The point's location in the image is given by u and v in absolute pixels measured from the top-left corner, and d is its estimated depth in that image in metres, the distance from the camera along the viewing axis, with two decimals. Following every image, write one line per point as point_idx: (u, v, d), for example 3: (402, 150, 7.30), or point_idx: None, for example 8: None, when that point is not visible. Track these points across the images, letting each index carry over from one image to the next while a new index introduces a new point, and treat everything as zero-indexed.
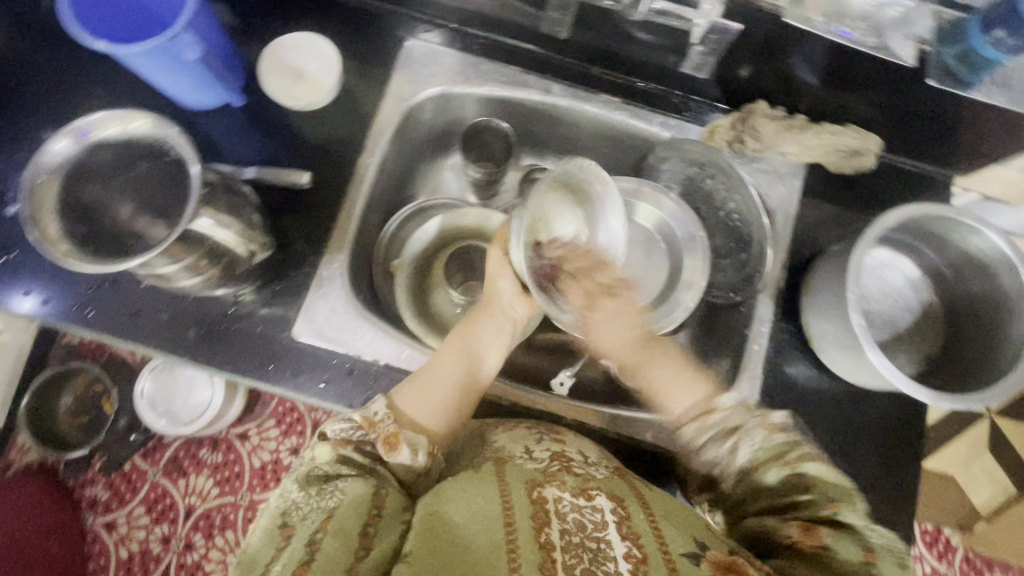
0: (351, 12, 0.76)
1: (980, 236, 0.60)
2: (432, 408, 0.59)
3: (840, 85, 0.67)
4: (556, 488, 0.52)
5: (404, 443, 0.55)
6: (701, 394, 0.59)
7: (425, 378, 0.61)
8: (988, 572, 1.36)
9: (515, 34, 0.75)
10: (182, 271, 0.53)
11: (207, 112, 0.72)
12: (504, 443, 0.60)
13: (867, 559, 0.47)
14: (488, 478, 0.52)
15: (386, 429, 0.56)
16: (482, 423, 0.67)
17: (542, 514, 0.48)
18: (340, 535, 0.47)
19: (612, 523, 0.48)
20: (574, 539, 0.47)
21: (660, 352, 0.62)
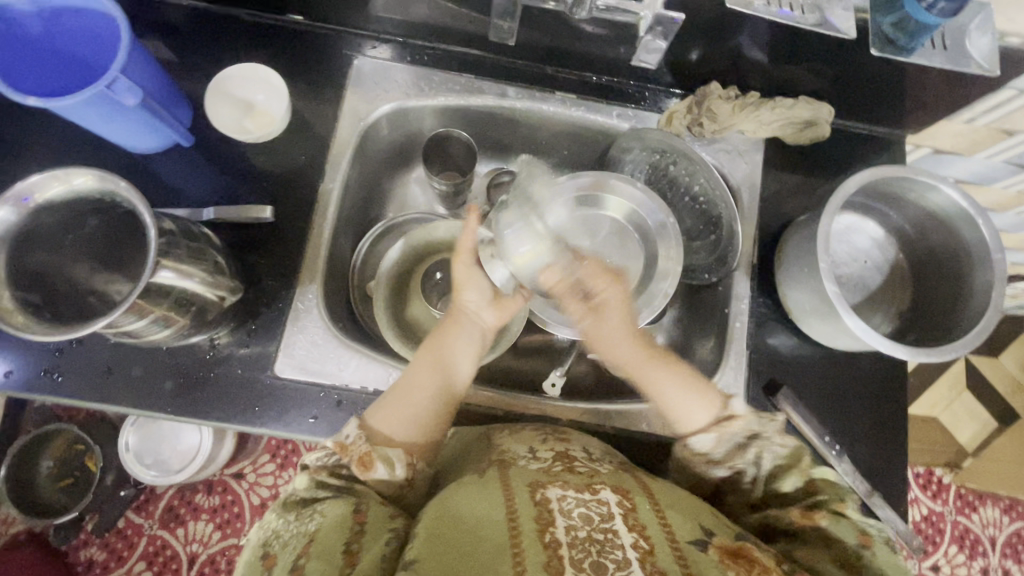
0: (294, 36, 0.75)
1: (936, 193, 0.62)
2: (406, 423, 0.59)
3: (786, 60, 0.68)
4: (559, 487, 0.51)
5: (378, 460, 0.55)
6: (712, 412, 0.58)
7: (400, 394, 0.60)
8: (980, 505, 1.42)
9: (463, 42, 0.75)
10: (149, 326, 0.52)
11: (156, 156, 0.69)
12: (507, 444, 0.60)
13: (862, 542, 0.48)
14: (491, 483, 0.52)
15: (359, 450, 0.55)
16: (486, 427, 0.67)
17: (546, 514, 0.48)
18: (322, 555, 0.46)
19: (618, 515, 0.48)
20: (580, 534, 0.46)
21: (666, 365, 0.61)
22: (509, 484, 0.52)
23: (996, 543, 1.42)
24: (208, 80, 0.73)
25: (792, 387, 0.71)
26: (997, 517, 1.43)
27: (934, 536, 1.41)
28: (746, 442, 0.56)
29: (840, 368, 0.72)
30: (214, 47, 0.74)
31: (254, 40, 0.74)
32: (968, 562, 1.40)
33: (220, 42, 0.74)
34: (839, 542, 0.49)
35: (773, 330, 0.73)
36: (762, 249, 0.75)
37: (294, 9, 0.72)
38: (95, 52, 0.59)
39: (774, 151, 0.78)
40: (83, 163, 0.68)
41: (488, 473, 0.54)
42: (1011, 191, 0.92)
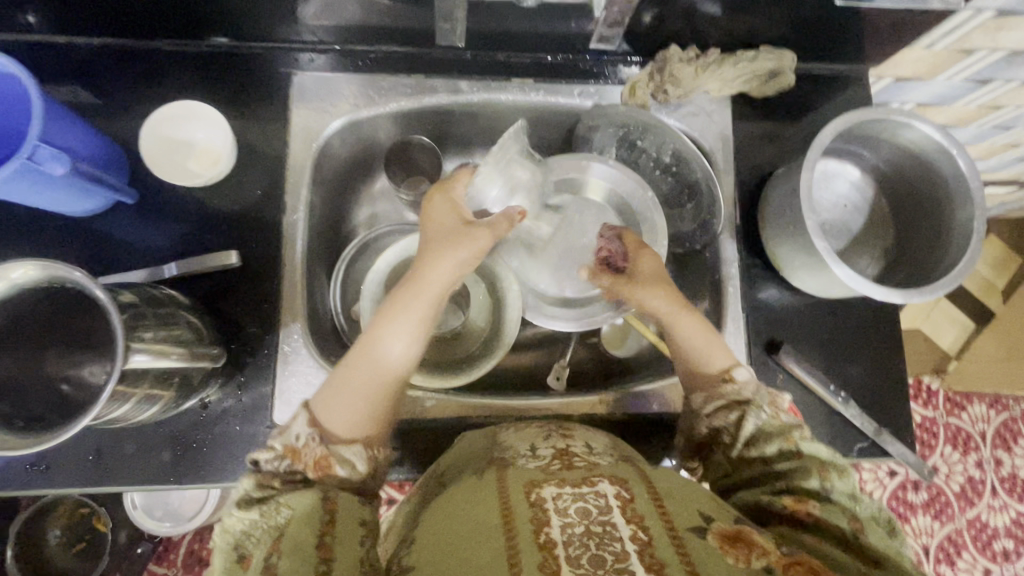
0: (224, 61, 0.69)
1: (912, 130, 0.61)
2: (351, 423, 0.54)
3: (744, 13, 0.65)
4: (555, 485, 0.50)
5: (338, 462, 0.52)
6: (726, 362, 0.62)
7: (335, 392, 0.54)
8: (968, 404, 1.50)
9: (406, 40, 0.70)
10: (133, 407, 0.49)
11: (100, 217, 0.65)
12: (509, 446, 0.60)
13: (855, 527, 0.49)
14: (489, 487, 0.52)
15: (314, 454, 0.51)
16: (490, 428, 0.66)
17: (540, 514, 0.47)
18: (296, 555, 0.44)
19: (616, 507, 0.47)
20: (577, 530, 0.45)
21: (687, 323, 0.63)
22: (505, 486, 0.51)
23: (987, 436, 1.50)
24: (140, 124, 0.68)
25: (792, 341, 0.71)
26: (985, 413, 1.51)
27: (929, 441, 1.48)
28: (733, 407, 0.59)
29: (834, 315, 0.72)
30: (139, 86, 0.68)
31: (181, 71, 0.68)
32: (963, 459, 1.48)
33: (145, 81, 0.68)
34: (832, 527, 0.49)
35: (766, 289, 0.73)
36: (744, 209, 0.75)
37: (217, 31, 0.66)
38: (9, 117, 0.53)
39: (741, 105, 0.76)
40: (22, 237, 0.63)
41: (486, 477, 0.54)
42: (972, 105, 0.92)
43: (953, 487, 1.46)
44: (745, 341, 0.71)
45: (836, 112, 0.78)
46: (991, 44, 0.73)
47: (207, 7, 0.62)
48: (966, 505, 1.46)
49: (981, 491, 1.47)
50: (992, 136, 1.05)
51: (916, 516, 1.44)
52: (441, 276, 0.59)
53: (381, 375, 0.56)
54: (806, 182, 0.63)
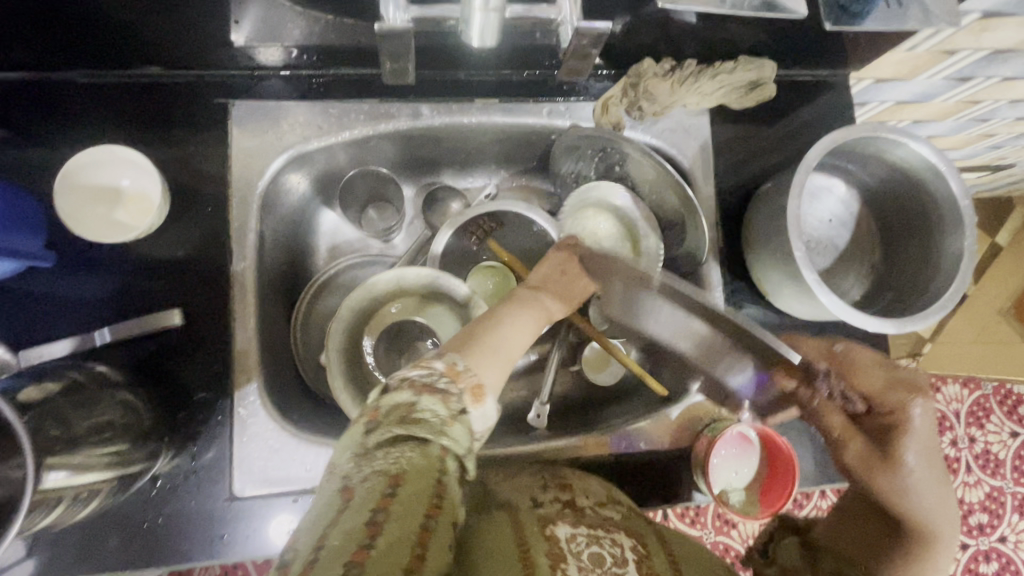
0: (151, 92, 0.62)
1: (903, 148, 0.58)
2: (494, 375, 0.46)
3: (722, 23, 0.61)
4: (571, 527, 0.48)
5: (490, 396, 0.43)
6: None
7: (486, 343, 0.48)
8: (944, 385, 1.51)
9: (356, 61, 0.63)
10: (64, 512, 0.43)
11: (17, 278, 0.57)
12: (512, 489, 0.56)
13: None
14: (500, 527, 0.48)
15: (472, 379, 0.43)
16: (485, 471, 0.62)
17: (554, 553, 0.43)
18: (406, 518, 0.34)
19: (632, 560, 0.44)
20: (591, 573, 0.42)
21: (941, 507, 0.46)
22: (520, 526, 0.47)
23: (961, 415, 1.52)
24: (57, 166, 0.60)
25: None
26: (959, 392, 1.51)
27: None
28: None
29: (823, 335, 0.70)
30: (53, 125, 0.60)
31: (102, 106, 0.61)
32: None
33: (59, 119, 0.60)
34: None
35: (755, 313, 0.69)
36: (727, 228, 0.71)
37: (139, 60, 0.59)
38: None
39: (721, 118, 0.72)
40: None
41: (496, 521, 0.49)
42: (951, 100, 0.90)
43: None
44: None
45: (818, 119, 0.74)
46: (974, 44, 0.70)
47: (119, 32, 0.54)
48: None
49: (957, 469, 1.49)
50: (967, 127, 1.03)
51: None
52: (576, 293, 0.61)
53: (508, 347, 0.49)
54: (797, 190, 0.60)
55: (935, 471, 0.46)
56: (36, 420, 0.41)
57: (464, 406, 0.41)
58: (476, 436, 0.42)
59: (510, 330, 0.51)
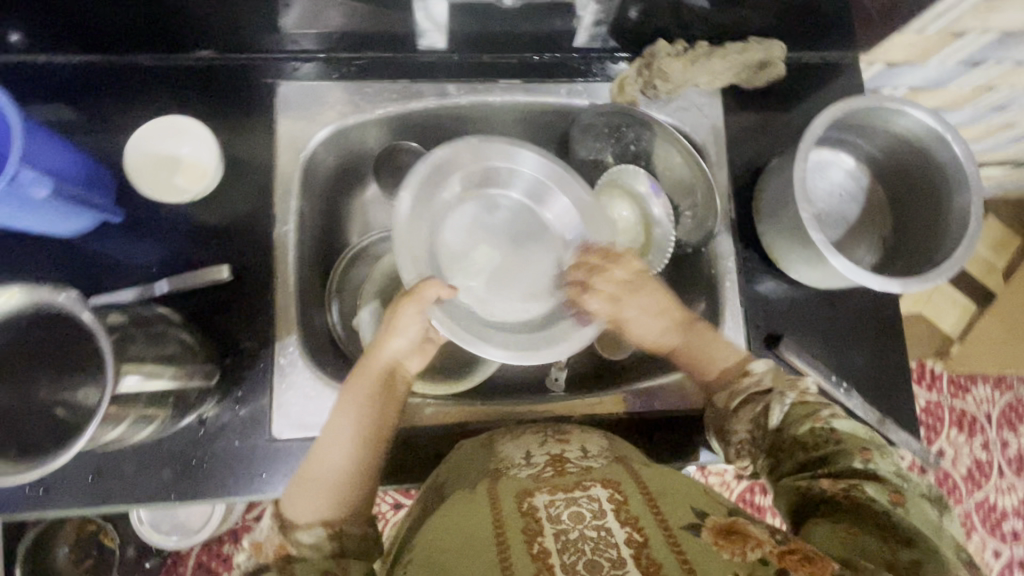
0: (207, 73, 0.68)
1: (905, 116, 0.61)
2: (337, 459, 0.55)
3: (730, 4, 0.65)
4: (547, 493, 0.50)
5: (292, 546, 0.50)
6: (660, 323, 0.64)
7: (309, 471, 0.54)
8: (972, 386, 1.45)
9: (388, 44, 0.69)
10: (130, 428, 0.49)
11: (88, 236, 0.64)
12: (505, 453, 0.59)
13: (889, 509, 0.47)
14: (481, 501, 0.51)
15: (273, 543, 0.50)
16: (490, 432, 0.65)
17: (533, 525, 0.46)
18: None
19: (610, 511, 0.47)
20: (571, 535, 0.45)
21: (643, 291, 0.64)
22: (497, 500, 0.50)
23: (992, 417, 1.45)
24: (124, 138, 0.67)
25: (791, 334, 0.71)
26: (990, 394, 1.46)
27: (934, 424, 1.44)
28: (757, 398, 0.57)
29: (834, 306, 0.72)
30: (122, 102, 0.67)
31: (165, 86, 0.68)
32: (969, 442, 1.43)
33: (127, 97, 0.67)
34: (870, 506, 0.47)
35: (766, 284, 0.72)
36: (738, 202, 0.74)
37: (199, 44, 0.66)
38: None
39: (733, 98, 0.76)
40: (10, 257, 0.62)
41: (479, 492, 0.52)
42: (967, 85, 0.89)
43: (961, 470, 1.43)
44: (744, 337, 0.70)
45: (828, 100, 0.77)
46: (982, 25, 0.71)
47: (182, 15, 0.61)
48: (973, 487, 1.42)
49: (989, 473, 1.43)
50: (987, 116, 1.02)
51: None
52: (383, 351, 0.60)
53: (325, 467, 0.54)
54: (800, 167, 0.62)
55: (666, 310, 0.65)
56: (117, 340, 0.47)
57: (289, 538, 0.50)
58: (323, 532, 0.51)
59: (325, 439, 0.56)
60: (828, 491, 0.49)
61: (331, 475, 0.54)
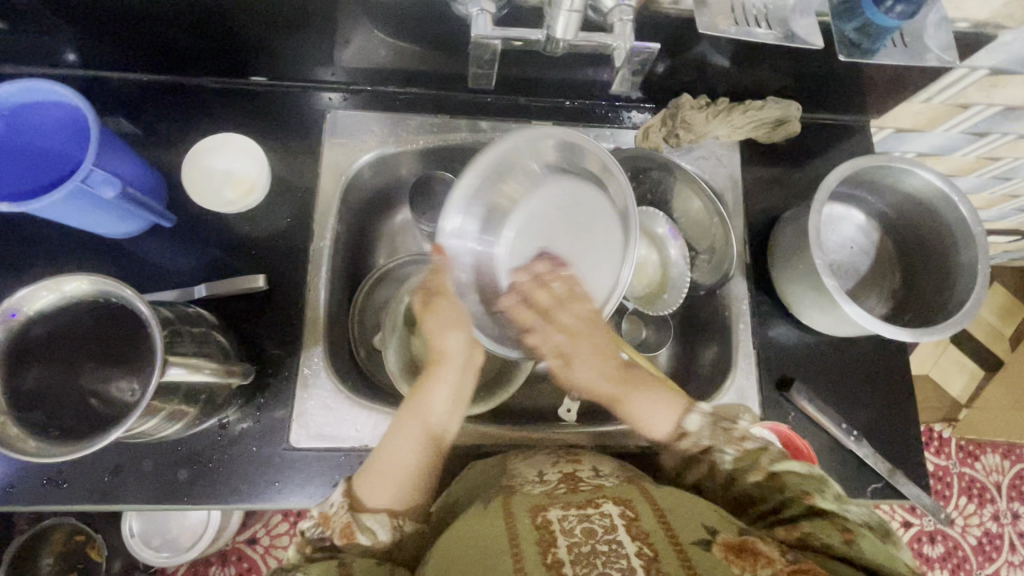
0: (262, 97, 0.73)
1: (914, 176, 0.65)
2: (407, 456, 0.58)
3: (752, 66, 0.70)
4: (560, 508, 0.49)
5: (361, 531, 0.52)
6: (674, 415, 0.60)
7: (379, 467, 0.56)
8: (981, 453, 1.43)
9: (430, 82, 0.74)
10: (161, 422, 0.51)
11: (135, 239, 0.67)
12: (519, 470, 0.58)
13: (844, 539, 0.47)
14: (492, 514, 0.50)
15: (341, 520, 0.53)
16: (500, 454, 0.65)
17: (547, 538, 0.46)
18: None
19: (621, 526, 0.46)
20: (583, 549, 0.44)
21: (639, 386, 0.63)
22: (510, 512, 0.49)
23: (1002, 488, 1.42)
24: (180, 152, 0.71)
25: (802, 378, 0.72)
26: (999, 463, 1.44)
27: (943, 491, 1.40)
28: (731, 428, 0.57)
29: (845, 354, 0.73)
30: (181, 118, 0.72)
31: (221, 106, 0.72)
32: (979, 511, 1.40)
33: (186, 115, 0.72)
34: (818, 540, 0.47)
35: (779, 328, 0.74)
36: (753, 248, 0.77)
37: (260, 71, 0.72)
38: (68, 144, 0.56)
39: (750, 151, 0.80)
40: (58, 255, 0.66)
41: (490, 506, 0.52)
42: (970, 156, 0.93)
43: (971, 541, 1.38)
44: (756, 378, 0.72)
45: (841, 159, 0.81)
46: (986, 100, 0.75)
47: (248, 45, 0.66)
48: (984, 560, 1.38)
49: (1000, 546, 1.39)
50: (991, 187, 1.05)
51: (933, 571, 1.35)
52: (454, 348, 0.64)
53: (398, 461, 0.57)
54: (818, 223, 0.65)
55: (607, 370, 0.65)
56: (169, 335, 0.50)
57: (353, 535, 0.52)
58: (380, 544, 0.53)
59: (389, 447, 0.58)
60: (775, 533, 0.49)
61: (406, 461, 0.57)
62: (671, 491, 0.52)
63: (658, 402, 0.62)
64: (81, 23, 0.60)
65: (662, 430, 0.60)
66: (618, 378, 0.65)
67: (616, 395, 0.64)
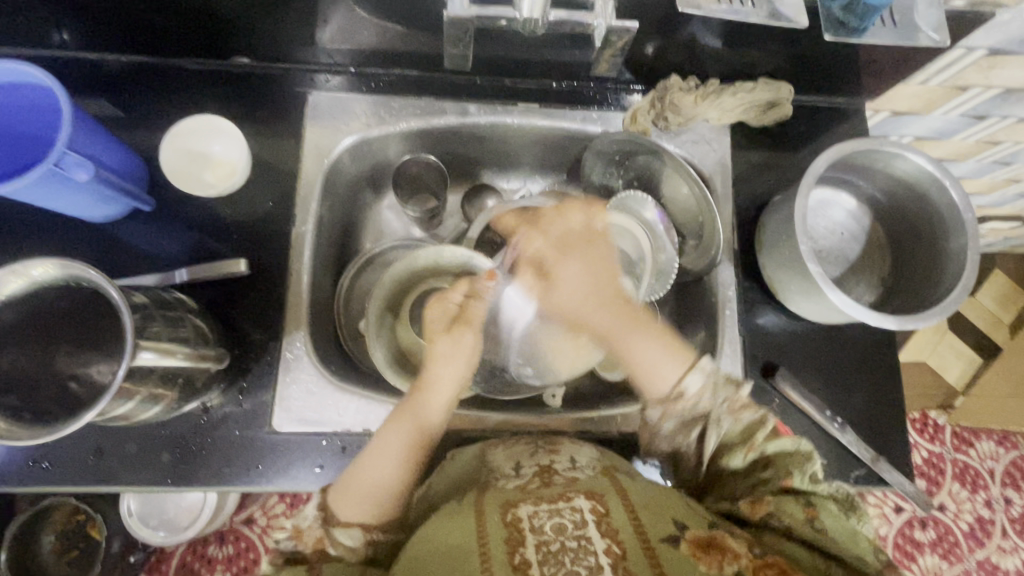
0: (243, 79, 0.72)
1: (904, 160, 0.64)
2: (386, 464, 0.56)
3: (742, 47, 0.68)
4: (531, 504, 0.49)
5: (332, 544, 0.53)
6: (681, 364, 0.60)
7: (355, 480, 0.55)
8: (976, 440, 1.43)
9: (414, 62, 0.73)
10: (138, 405, 0.51)
11: (116, 222, 0.67)
12: (498, 463, 0.58)
13: (809, 515, 0.51)
14: (464, 508, 0.50)
15: (313, 535, 0.53)
16: (483, 442, 0.64)
17: (516, 536, 0.46)
18: None
19: (591, 523, 0.46)
20: (552, 548, 0.45)
21: (640, 330, 0.62)
22: (482, 507, 0.49)
23: (995, 474, 1.42)
24: (160, 134, 0.71)
25: (787, 364, 0.72)
26: (993, 449, 1.43)
27: (936, 477, 1.40)
28: (700, 416, 0.57)
29: (831, 341, 0.73)
30: (160, 100, 0.71)
31: (203, 88, 0.71)
32: (971, 497, 1.40)
33: (167, 96, 0.71)
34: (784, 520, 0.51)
35: (764, 315, 0.73)
36: (741, 233, 0.76)
37: (240, 52, 0.70)
38: (41, 125, 0.56)
39: (741, 134, 0.79)
40: (42, 238, 0.66)
41: (465, 499, 0.52)
42: (968, 140, 0.91)
43: (962, 526, 1.39)
44: (742, 363, 0.71)
45: (834, 142, 0.79)
46: (984, 81, 0.73)
47: (225, 26, 0.65)
48: (975, 545, 1.38)
49: (990, 531, 1.39)
50: (991, 171, 1.03)
51: (923, 555, 1.36)
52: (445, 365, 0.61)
53: (378, 473, 0.56)
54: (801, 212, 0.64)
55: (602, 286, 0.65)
56: (143, 320, 0.50)
57: (327, 547, 0.52)
58: (352, 553, 0.53)
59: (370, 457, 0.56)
60: (747, 516, 0.53)
61: (389, 468, 0.56)
62: (647, 486, 0.52)
63: (667, 354, 0.60)
64: (55, 2, 0.59)
65: (662, 386, 0.59)
66: (614, 303, 0.64)
67: (612, 334, 0.63)
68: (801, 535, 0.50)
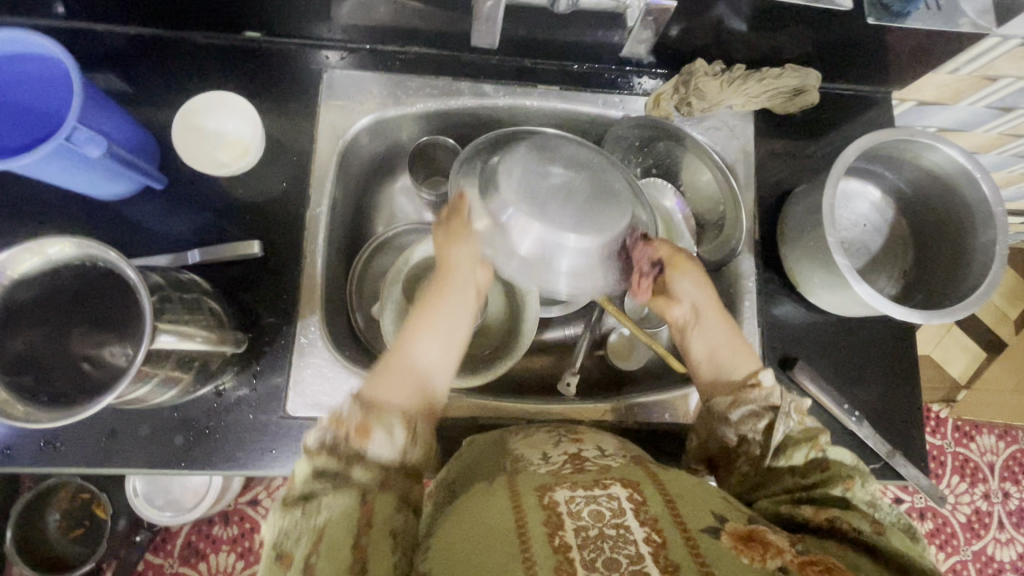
0: (256, 55, 0.70)
1: (936, 151, 0.62)
2: (403, 375, 0.55)
3: (771, 31, 0.66)
4: (567, 489, 0.48)
5: (373, 433, 0.48)
6: (751, 364, 0.60)
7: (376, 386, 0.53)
8: (977, 434, 1.43)
9: (431, 40, 0.71)
10: (154, 388, 0.50)
11: (126, 201, 0.65)
12: (523, 451, 0.57)
13: (877, 530, 0.46)
14: (496, 495, 0.49)
15: (353, 422, 0.48)
16: (503, 432, 0.64)
17: (555, 518, 0.44)
18: (334, 548, 0.43)
19: (629, 510, 0.45)
20: (591, 533, 0.43)
21: (718, 323, 0.64)
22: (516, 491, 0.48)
23: (995, 468, 1.43)
24: (170, 110, 0.69)
25: (805, 357, 0.71)
26: (994, 443, 1.44)
27: (937, 469, 1.41)
28: (762, 412, 0.55)
29: (850, 334, 0.72)
30: (170, 75, 0.69)
31: (214, 63, 0.69)
32: (970, 490, 1.41)
33: (177, 71, 0.69)
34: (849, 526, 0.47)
35: (784, 307, 0.72)
36: (762, 224, 0.75)
37: (253, 26, 0.68)
38: (50, 99, 0.54)
39: (764, 121, 0.77)
40: (50, 216, 0.64)
41: (496, 485, 0.51)
42: (991, 132, 0.89)
43: (960, 518, 1.40)
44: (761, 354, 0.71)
45: (859, 131, 0.77)
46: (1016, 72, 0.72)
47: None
48: (972, 537, 1.40)
49: (988, 524, 1.40)
50: (1010, 165, 1.01)
51: None
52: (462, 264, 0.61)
53: (399, 376, 0.54)
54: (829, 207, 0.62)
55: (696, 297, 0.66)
56: (159, 302, 0.49)
57: (358, 447, 0.47)
58: (387, 458, 0.48)
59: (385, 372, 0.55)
60: (806, 518, 0.48)
61: (406, 375, 0.55)
62: (680, 477, 0.51)
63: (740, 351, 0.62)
64: None
65: (732, 374, 0.60)
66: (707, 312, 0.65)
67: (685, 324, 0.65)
68: (861, 540, 0.46)
